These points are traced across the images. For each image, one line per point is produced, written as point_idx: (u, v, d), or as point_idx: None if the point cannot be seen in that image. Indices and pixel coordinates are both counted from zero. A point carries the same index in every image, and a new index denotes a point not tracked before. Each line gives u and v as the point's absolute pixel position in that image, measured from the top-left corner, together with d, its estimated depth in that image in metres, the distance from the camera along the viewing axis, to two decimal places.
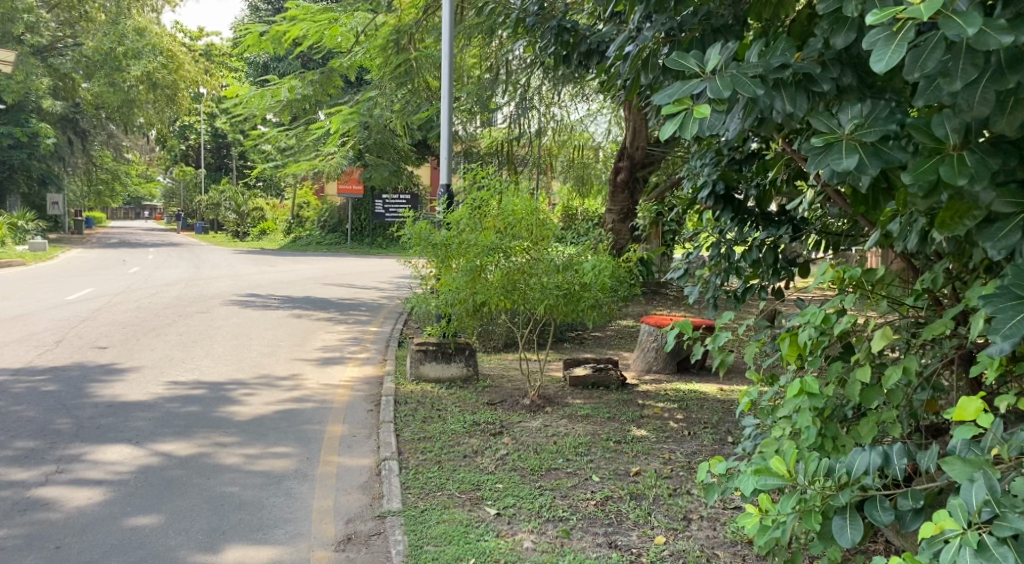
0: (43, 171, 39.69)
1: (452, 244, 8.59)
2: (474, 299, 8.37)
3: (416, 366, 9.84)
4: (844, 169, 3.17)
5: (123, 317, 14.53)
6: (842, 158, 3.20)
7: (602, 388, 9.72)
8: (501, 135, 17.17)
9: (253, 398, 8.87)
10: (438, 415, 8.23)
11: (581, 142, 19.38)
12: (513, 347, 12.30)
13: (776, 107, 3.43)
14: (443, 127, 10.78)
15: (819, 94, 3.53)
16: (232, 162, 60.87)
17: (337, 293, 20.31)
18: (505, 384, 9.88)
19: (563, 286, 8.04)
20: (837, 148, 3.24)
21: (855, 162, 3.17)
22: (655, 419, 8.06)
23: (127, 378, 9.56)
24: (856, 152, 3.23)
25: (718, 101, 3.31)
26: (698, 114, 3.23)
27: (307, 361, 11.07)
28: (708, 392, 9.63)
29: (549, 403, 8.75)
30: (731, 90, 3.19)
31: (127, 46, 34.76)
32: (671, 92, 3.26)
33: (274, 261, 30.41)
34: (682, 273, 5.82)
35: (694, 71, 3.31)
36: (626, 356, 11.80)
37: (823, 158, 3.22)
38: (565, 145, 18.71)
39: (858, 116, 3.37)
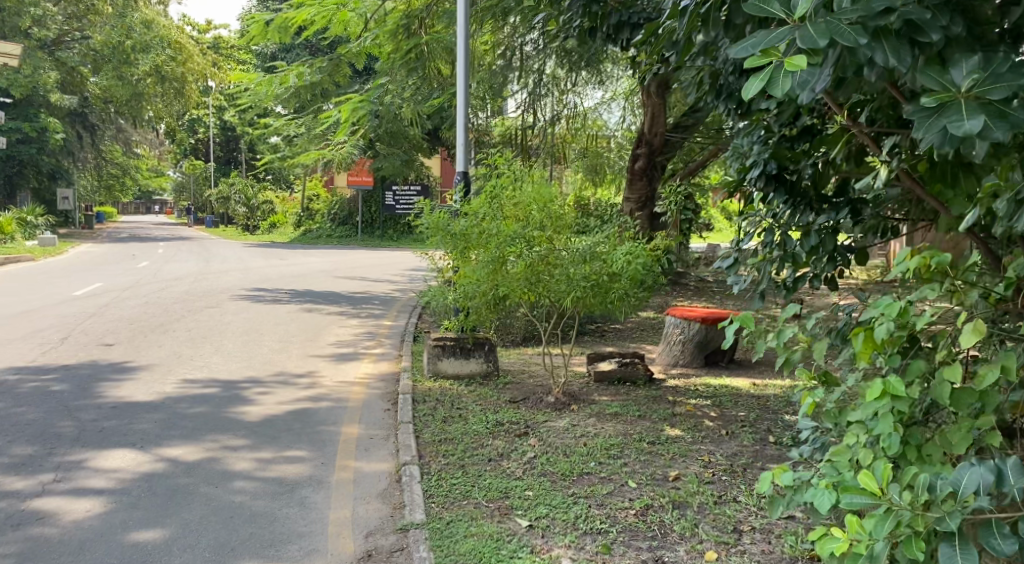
0: (52, 167, 39.41)
1: (471, 234, 8.11)
2: (496, 291, 7.97)
3: (434, 362, 9.42)
4: (966, 132, 2.81)
5: (132, 313, 14.15)
6: (963, 119, 2.83)
7: (629, 385, 9.29)
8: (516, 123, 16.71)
9: (265, 397, 8.46)
10: (458, 414, 7.82)
11: (596, 129, 18.93)
12: (533, 341, 11.88)
13: (876, 59, 3.05)
14: (459, 110, 10.30)
15: (926, 45, 3.11)
16: (241, 154, 60.52)
17: (349, 286, 19.90)
18: (527, 380, 9.46)
19: (591, 277, 7.62)
20: (955, 108, 2.87)
21: (981, 125, 2.80)
22: (689, 418, 7.62)
23: (133, 377, 9.17)
24: (979, 113, 2.84)
25: (812, 53, 3.02)
26: (791, 67, 2.96)
27: (321, 358, 10.66)
28: (740, 387, 9.17)
29: (575, 401, 8.32)
30: (827, 38, 2.93)
31: (135, 39, 34.42)
32: (756, 42, 3.01)
33: (285, 254, 30.02)
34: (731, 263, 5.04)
35: (780, 16, 3.02)
36: (651, 350, 11.34)
37: (936, 122, 2.87)
38: (581, 133, 18.24)
39: (978, 68, 2.93)
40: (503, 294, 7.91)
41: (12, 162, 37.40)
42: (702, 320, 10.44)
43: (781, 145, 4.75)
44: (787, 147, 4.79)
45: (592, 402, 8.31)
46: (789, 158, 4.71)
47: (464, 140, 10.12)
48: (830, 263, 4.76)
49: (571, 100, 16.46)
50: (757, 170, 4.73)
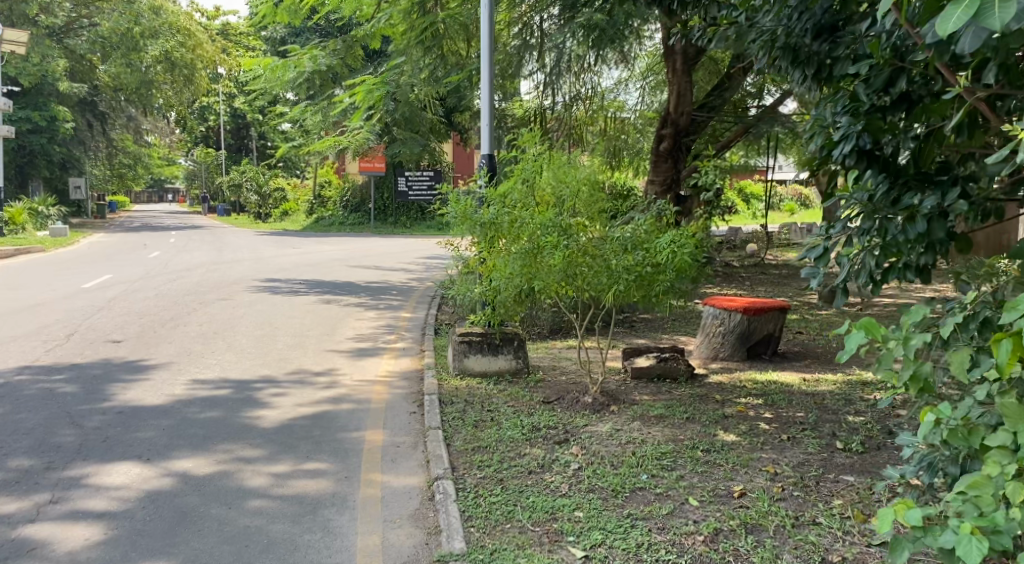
0: (64, 157, 38.91)
1: (501, 222, 7.48)
2: (531, 286, 7.31)
3: (460, 359, 8.82)
4: None
5: (141, 307, 13.57)
6: None
7: (670, 381, 8.67)
8: (535, 104, 16.05)
9: (281, 400, 7.86)
10: (490, 418, 7.22)
11: (615, 112, 18.23)
12: (561, 333, 11.25)
13: None
14: (482, 87, 9.64)
15: None
16: (252, 142, 59.90)
17: (365, 275, 19.28)
18: (560, 377, 8.84)
19: (635, 269, 6.93)
20: None
21: None
22: (741, 420, 7.02)
23: (140, 378, 8.57)
24: None
25: None
26: None
27: (340, 353, 10.09)
28: (789, 384, 8.56)
29: (615, 401, 7.71)
30: None
31: (143, 26, 34.18)
32: None
33: (297, 243, 29.40)
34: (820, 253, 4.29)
35: None
36: (688, 341, 10.70)
37: None
38: (599, 115, 17.58)
39: None
40: (538, 289, 7.28)
41: (22, 151, 36.90)
42: (744, 310, 9.81)
43: (872, 116, 4.18)
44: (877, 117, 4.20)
45: (632, 402, 7.71)
46: (884, 130, 4.16)
47: (490, 122, 9.49)
48: (926, 251, 4.13)
49: (590, 80, 15.75)
50: (846, 145, 4.16)
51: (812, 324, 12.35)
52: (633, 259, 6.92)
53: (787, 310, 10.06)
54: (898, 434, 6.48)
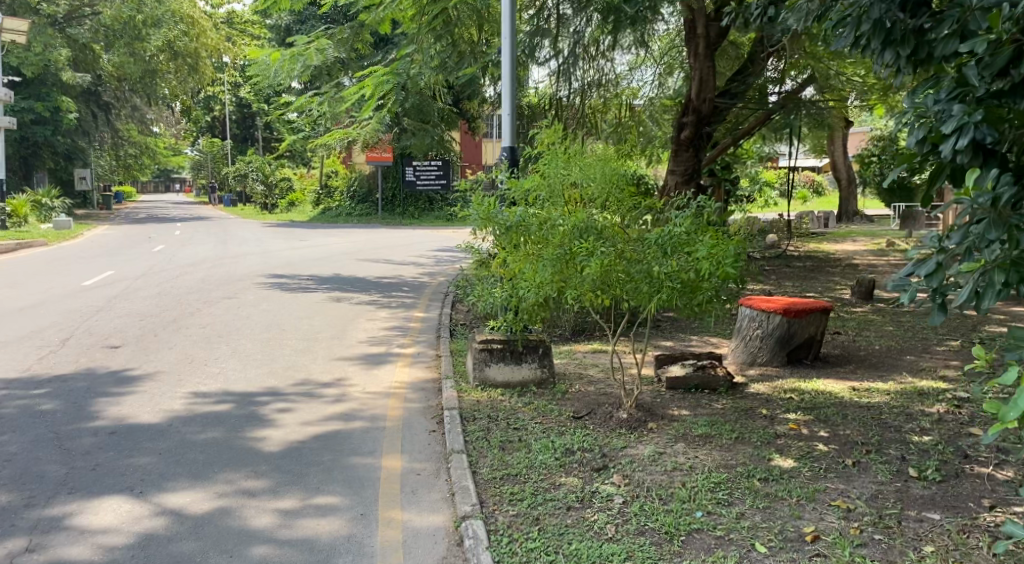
0: (68, 147, 38.32)
1: (531, 224, 6.77)
2: (563, 294, 6.61)
3: (480, 368, 8.18)
4: None
5: (141, 307, 12.89)
6: None
7: (708, 392, 8.03)
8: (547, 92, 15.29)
9: (287, 416, 7.23)
10: (518, 437, 6.56)
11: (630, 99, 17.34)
12: (585, 335, 10.60)
13: None
14: (503, 74, 8.93)
15: None
16: (258, 131, 59.08)
17: (375, 271, 18.58)
18: (589, 388, 8.19)
19: (677, 275, 6.20)
20: None
21: None
22: (794, 441, 6.38)
23: (136, 391, 7.93)
24: None
25: None
26: None
27: (350, 360, 9.43)
28: (838, 394, 7.91)
29: (652, 417, 7.07)
30: None
31: (147, 14, 33.40)
32: None
33: (304, 235, 28.64)
34: (933, 269, 3.95)
35: None
36: (721, 345, 10.05)
37: None
38: (613, 103, 16.69)
39: None
40: (570, 298, 6.60)
41: (26, 143, 36.25)
42: (783, 312, 9.21)
43: (988, 103, 4.07)
44: (994, 105, 4.09)
45: (671, 419, 7.08)
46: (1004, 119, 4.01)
47: (512, 112, 8.79)
48: None
49: (606, 66, 14.97)
50: (962, 138, 3.97)
51: (850, 325, 11.64)
52: (676, 266, 6.19)
53: (829, 312, 9.42)
54: (976, 457, 5.80)
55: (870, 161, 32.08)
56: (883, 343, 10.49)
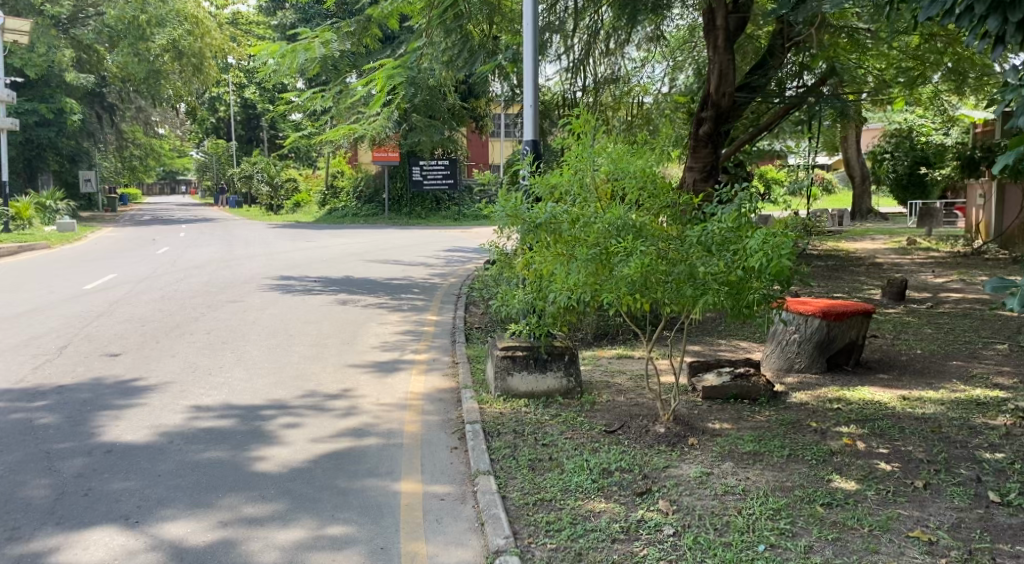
0: (72, 149, 37.82)
1: (564, 223, 6.20)
2: (599, 299, 6.05)
3: (502, 378, 7.63)
4: None
5: (143, 312, 12.32)
6: None
7: (747, 402, 7.49)
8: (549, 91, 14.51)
9: (294, 432, 6.69)
10: (549, 455, 6.01)
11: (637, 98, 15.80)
12: (607, 340, 10.06)
13: None
14: (525, 63, 8.38)
15: None
16: (262, 132, 58.51)
17: (383, 272, 18.04)
18: (619, 398, 7.64)
19: (723, 277, 5.65)
20: None
21: None
22: (850, 458, 5.84)
23: (135, 403, 7.38)
24: None
25: None
26: None
27: (362, 368, 8.90)
28: (889, 404, 7.34)
29: (692, 431, 6.55)
30: None
31: (150, 13, 32.90)
32: None
33: (310, 236, 28.09)
34: None
35: None
36: (754, 350, 9.49)
37: None
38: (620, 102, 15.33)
39: None
40: (606, 302, 6.04)
41: (30, 146, 35.75)
42: (823, 315, 8.66)
43: None
44: None
45: (713, 433, 6.53)
46: None
47: (534, 102, 8.24)
48: None
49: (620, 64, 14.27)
50: None
51: (885, 327, 11.08)
52: (723, 265, 5.63)
53: (872, 314, 8.88)
54: None
55: (883, 159, 31.50)
56: (925, 346, 9.93)
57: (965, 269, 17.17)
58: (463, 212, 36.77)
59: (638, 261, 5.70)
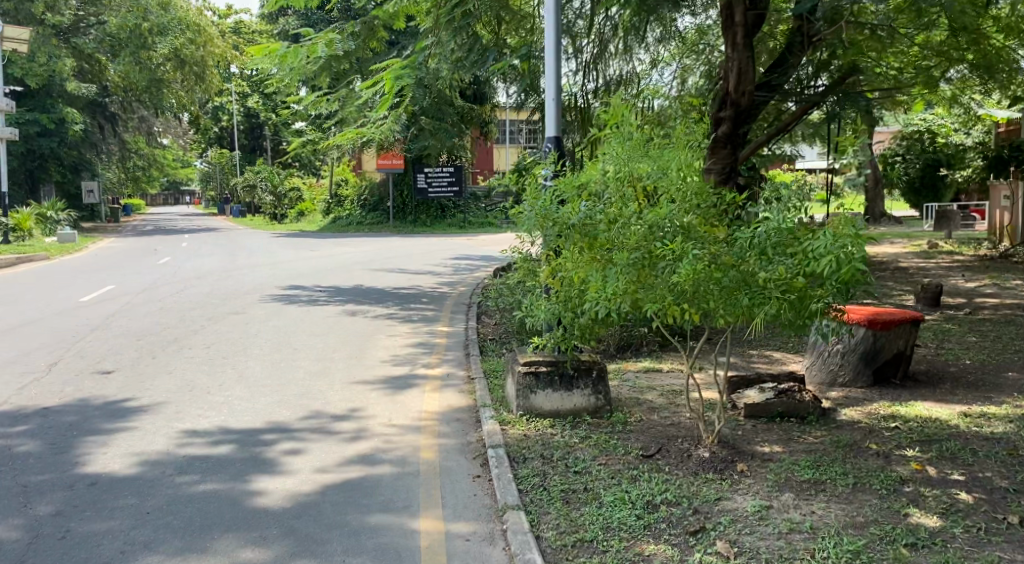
0: (74, 159, 37.25)
1: (602, 224, 5.56)
2: (641, 309, 5.39)
3: (525, 396, 6.99)
4: None
5: (140, 325, 11.67)
6: None
7: (795, 420, 6.87)
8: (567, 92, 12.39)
9: (298, 461, 6.07)
10: (584, 485, 5.37)
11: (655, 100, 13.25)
12: (631, 351, 9.41)
13: None
14: (546, 54, 7.75)
15: None
16: (265, 141, 58.02)
17: (391, 281, 17.44)
18: (653, 418, 7.01)
19: (786, 284, 4.99)
20: None
21: None
22: (925, 487, 5.20)
23: (125, 426, 6.74)
24: None
25: None
26: None
27: (372, 385, 8.27)
28: (951, 421, 6.72)
29: (741, 455, 5.92)
30: None
31: (153, 21, 32.36)
32: None
33: (314, 245, 27.46)
34: None
35: None
36: (790, 363, 8.86)
37: None
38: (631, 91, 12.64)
39: None
40: (650, 313, 5.38)
41: (31, 156, 35.17)
42: (868, 324, 8.05)
43: None
44: None
45: (763, 458, 5.89)
46: None
47: (556, 97, 7.63)
48: None
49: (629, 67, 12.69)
50: None
51: (925, 335, 10.45)
52: (784, 270, 4.97)
53: (920, 323, 8.27)
54: None
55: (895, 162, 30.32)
56: (973, 356, 9.29)
57: (995, 272, 16.55)
58: (469, 219, 36.24)
59: (689, 267, 5.03)
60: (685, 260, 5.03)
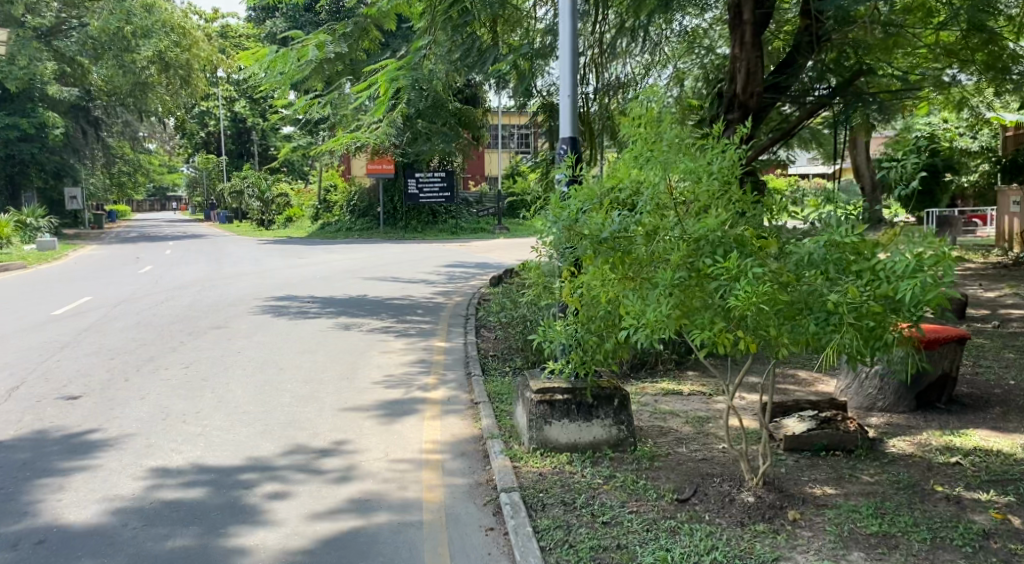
0: (56, 164, 36.21)
1: (638, 237, 4.83)
2: (685, 338, 4.64)
3: (539, 427, 6.21)
4: None
5: (114, 342, 10.85)
6: None
7: (842, 454, 6.13)
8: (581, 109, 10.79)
9: (282, 508, 5.32)
10: (616, 545, 4.68)
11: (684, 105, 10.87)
12: (644, 371, 8.65)
13: None
14: (562, 46, 7.02)
15: None
16: (252, 146, 57.07)
17: (384, 290, 16.68)
18: (682, 451, 6.26)
19: (858, 310, 4.25)
20: None
21: None
22: (1014, 544, 4.61)
23: (87, 465, 5.96)
24: None
25: None
26: None
27: (366, 411, 7.50)
28: (1017, 457, 6.04)
29: (790, 500, 5.18)
30: None
31: (136, 24, 31.38)
32: None
33: (303, 252, 26.54)
34: None
35: None
36: (820, 385, 8.15)
37: None
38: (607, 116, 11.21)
39: None
40: (696, 342, 4.62)
41: (12, 161, 34.20)
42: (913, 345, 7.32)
43: None
44: None
45: (818, 504, 5.14)
46: None
47: (572, 94, 6.93)
48: None
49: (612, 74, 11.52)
50: None
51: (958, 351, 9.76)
52: (856, 293, 4.24)
53: (967, 341, 7.55)
54: None
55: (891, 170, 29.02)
56: (1017, 375, 8.59)
57: (1012, 280, 15.91)
58: (461, 225, 35.45)
59: (747, 290, 4.29)
60: (743, 283, 4.30)
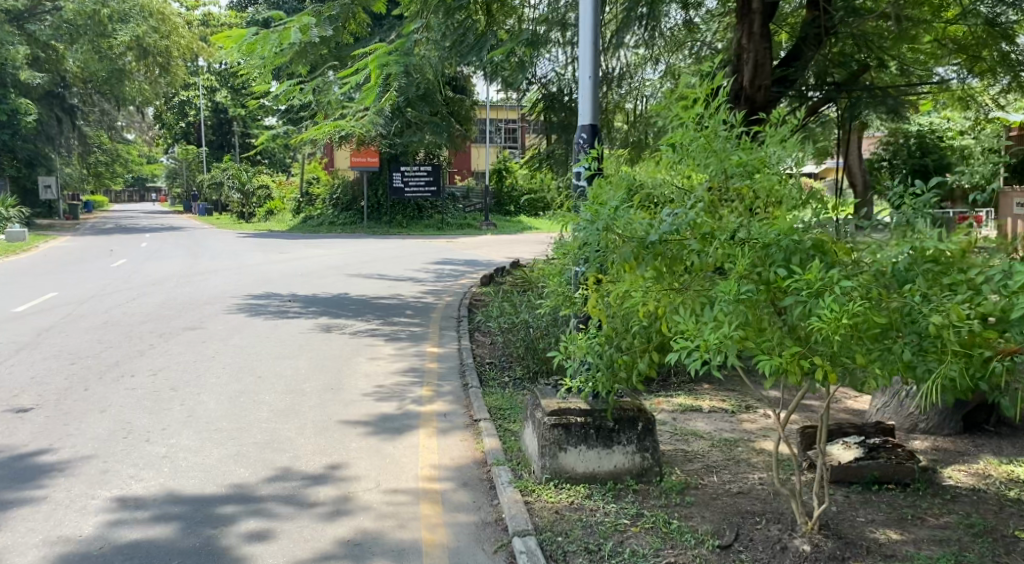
0: (29, 153, 35.01)
1: (690, 240, 4.07)
2: (750, 362, 3.91)
3: (553, 455, 5.42)
4: None
5: (77, 343, 9.97)
6: None
7: (897, 488, 5.38)
8: None
9: (260, 555, 4.53)
10: None
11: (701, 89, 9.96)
12: (657, 383, 7.87)
13: None
14: (583, 21, 6.21)
15: None
16: (234, 137, 55.85)
17: (369, 288, 15.82)
18: (715, 482, 5.51)
19: (961, 333, 3.50)
20: None
21: None
22: None
23: (34, 496, 5.15)
24: None
25: None
26: None
27: (353, 429, 6.70)
28: None
29: (851, 548, 4.46)
30: None
31: (113, 8, 30.26)
32: None
33: (284, 247, 25.61)
34: None
35: None
36: (851, 402, 7.42)
37: None
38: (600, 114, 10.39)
39: None
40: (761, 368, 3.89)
41: None
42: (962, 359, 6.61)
43: None
44: None
45: (886, 555, 4.42)
46: None
47: (593, 74, 6.18)
48: None
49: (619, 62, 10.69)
50: None
51: None
52: (959, 313, 3.47)
53: None
54: None
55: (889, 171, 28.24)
56: None
57: None
58: (447, 220, 34.51)
59: (834, 309, 3.55)
60: (829, 299, 3.56)
